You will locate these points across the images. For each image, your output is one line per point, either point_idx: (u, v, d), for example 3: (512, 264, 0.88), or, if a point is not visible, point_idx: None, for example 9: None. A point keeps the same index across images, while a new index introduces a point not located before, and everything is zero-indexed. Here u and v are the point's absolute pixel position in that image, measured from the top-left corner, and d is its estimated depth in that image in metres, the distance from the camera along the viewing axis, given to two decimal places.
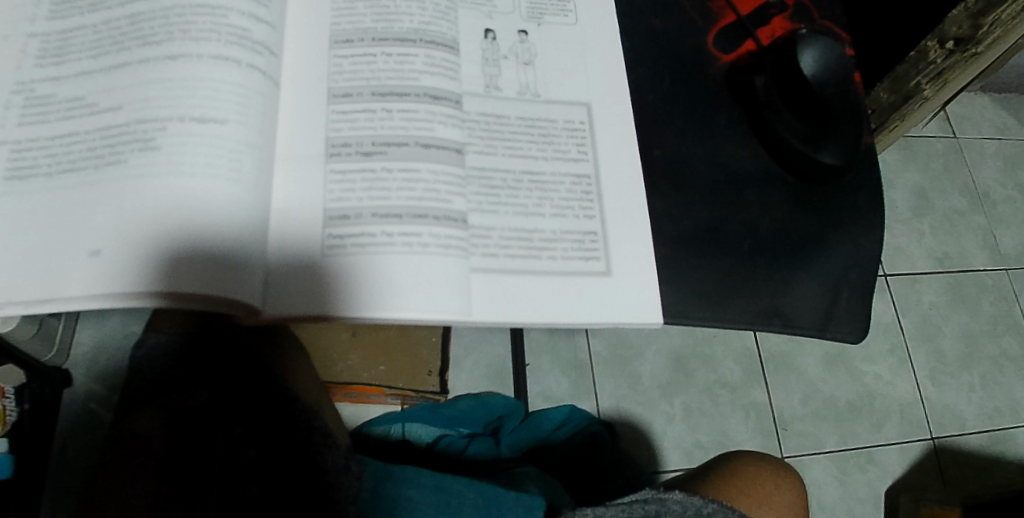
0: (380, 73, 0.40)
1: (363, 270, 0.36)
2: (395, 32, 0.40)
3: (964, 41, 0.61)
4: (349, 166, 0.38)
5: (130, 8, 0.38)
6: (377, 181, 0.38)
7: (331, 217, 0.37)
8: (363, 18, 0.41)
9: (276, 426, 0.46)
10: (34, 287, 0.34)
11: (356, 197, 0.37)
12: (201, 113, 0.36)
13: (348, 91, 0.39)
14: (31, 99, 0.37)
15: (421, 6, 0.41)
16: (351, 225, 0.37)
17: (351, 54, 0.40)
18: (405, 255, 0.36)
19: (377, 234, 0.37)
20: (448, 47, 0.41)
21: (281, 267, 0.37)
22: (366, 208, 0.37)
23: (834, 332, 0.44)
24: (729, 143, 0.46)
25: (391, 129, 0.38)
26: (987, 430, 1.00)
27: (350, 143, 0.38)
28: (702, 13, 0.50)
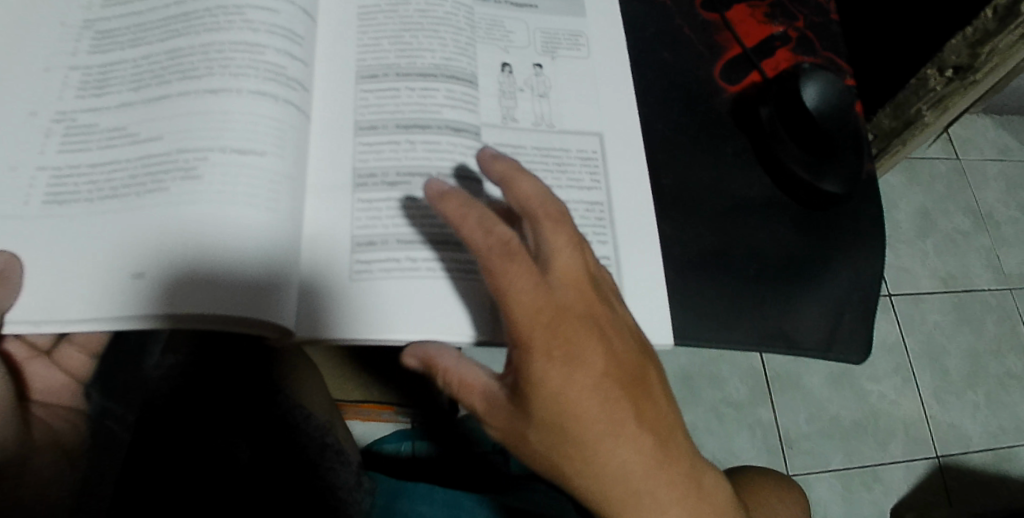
0: (403, 107, 0.42)
1: (387, 293, 0.38)
2: (417, 68, 0.43)
3: (963, 68, 0.63)
4: (376, 195, 0.40)
5: (170, 44, 0.40)
6: (402, 209, 0.39)
7: (358, 243, 0.39)
8: (387, 54, 0.43)
9: (285, 450, 0.51)
10: (74, 307, 0.36)
11: (382, 224, 0.39)
12: (241, 145, 0.37)
13: (373, 123, 0.41)
14: (72, 128, 0.39)
15: (442, 42, 0.44)
16: (377, 251, 0.39)
17: (376, 88, 0.42)
18: (428, 279, 0.38)
19: (402, 259, 0.39)
20: (466, 82, 0.43)
21: (312, 292, 0.38)
22: (391, 234, 0.39)
23: (838, 353, 0.46)
24: (736, 171, 0.48)
25: (414, 159, 0.40)
26: (991, 449, 1.01)
27: (376, 174, 0.40)
28: (709, 46, 0.52)
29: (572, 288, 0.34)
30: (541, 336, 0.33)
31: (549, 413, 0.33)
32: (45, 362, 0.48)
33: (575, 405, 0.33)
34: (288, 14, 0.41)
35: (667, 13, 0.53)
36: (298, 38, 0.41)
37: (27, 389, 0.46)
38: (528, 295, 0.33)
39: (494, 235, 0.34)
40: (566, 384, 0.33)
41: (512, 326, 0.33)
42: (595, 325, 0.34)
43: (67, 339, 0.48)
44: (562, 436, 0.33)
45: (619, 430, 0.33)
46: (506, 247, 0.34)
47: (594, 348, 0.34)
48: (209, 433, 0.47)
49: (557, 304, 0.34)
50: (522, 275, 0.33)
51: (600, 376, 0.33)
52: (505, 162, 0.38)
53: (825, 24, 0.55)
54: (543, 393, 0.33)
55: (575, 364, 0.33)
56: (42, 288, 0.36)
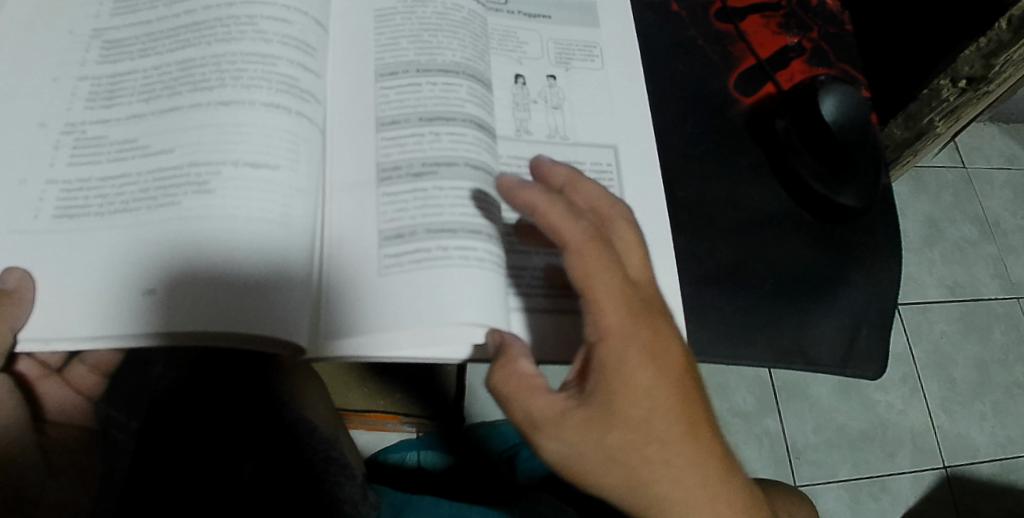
0: (425, 101, 0.41)
1: (420, 283, 0.37)
2: (438, 64, 0.42)
3: (976, 81, 0.62)
4: (399, 187, 0.39)
5: (181, 55, 0.39)
6: (430, 199, 0.39)
7: (386, 237, 0.38)
8: (406, 52, 0.42)
9: (290, 465, 0.50)
10: (86, 324, 0.35)
11: (409, 216, 0.39)
12: (254, 159, 0.37)
13: (395, 118, 0.41)
14: (82, 140, 0.38)
15: (462, 43, 0.43)
16: (405, 243, 0.38)
17: (396, 85, 0.42)
18: (461, 268, 0.37)
19: (433, 249, 0.38)
20: (480, 82, 0.43)
21: (339, 300, 0.37)
22: (420, 225, 0.38)
23: (854, 369, 0.45)
24: (752, 184, 0.48)
25: (439, 150, 0.40)
26: (998, 459, 1.00)
27: (400, 167, 0.40)
28: (723, 57, 0.52)
29: (650, 288, 0.35)
30: (629, 327, 0.32)
31: (630, 412, 0.31)
32: (57, 382, 0.48)
33: (657, 405, 0.32)
34: (301, 24, 0.40)
35: (681, 24, 0.52)
36: (311, 50, 0.40)
37: (40, 409, 0.47)
38: (617, 285, 0.33)
39: (585, 222, 0.34)
40: (655, 381, 0.32)
41: (596, 316, 0.33)
42: (671, 330, 0.34)
43: (79, 358, 0.49)
44: (641, 438, 0.31)
45: (694, 437, 0.32)
46: (595, 234, 0.34)
47: (673, 347, 0.33)
48: (221, 449, 0.48)
49: (641, 298, 0.33)
50: (608, 263, 0.33)
51: (679, 378, 0.33)
52: (564, 169, 0.37)
53: (839, 35, 0.54)
54: (628, 388, 0.32)
55: (659, 360, 0.32)
56: (52, 304, 0.36)
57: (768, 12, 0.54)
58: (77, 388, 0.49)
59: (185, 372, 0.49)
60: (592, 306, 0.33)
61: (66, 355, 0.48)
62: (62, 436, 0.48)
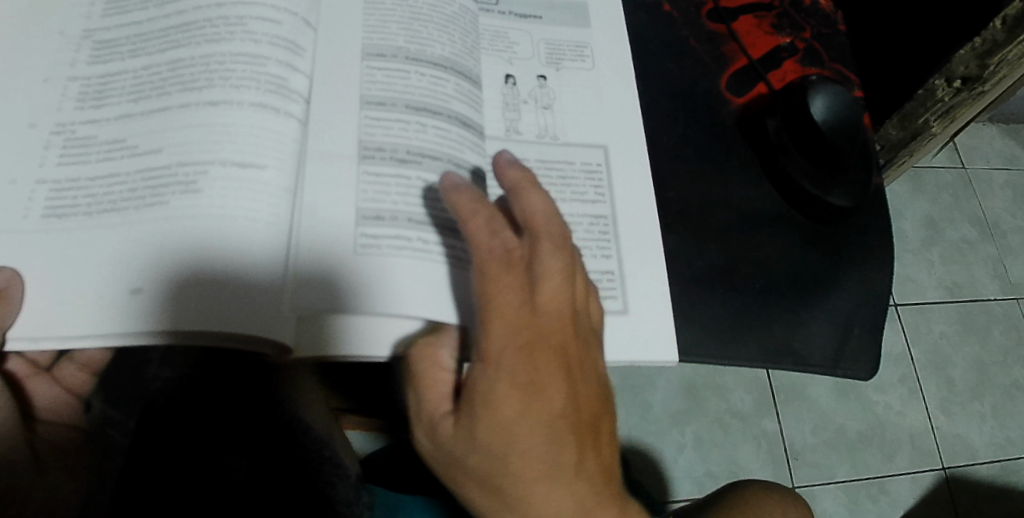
0: (413, 89, 0.41)
1: (390, 272, 0.37)
2: (428, 56, 0.42)
3: (971, 80, 0.62)
4: (383, 169, 0.39)
5: (170, 55, 0.39)
6: (411, 188, 0.39)
7: (365, 217, 0.38)
8: (395, 38, 0.42)
9: (286, 463, 0.50)
10: (72, 323, 0.35)
11: (390, 200, 0.38)
12: (242, 159, 0.37)
13: (382, 100, 0.40)
14: (71, 140, 0.38)
15: (451, 38, 0.43)
16: (384, 226, 0.38)
17: (384, 68, 0.41)
18: (440, 265, 0.38)
19: (413, 239, 0.38)
20: (462, 77, 0.43)
21: (310, 289, 0.36)
22: (402, 211, 0.38)
23: (846, 369, 0.45)
24: (742, 184, 0.48)
25: (426, 140, 0.40)
26: (997, 460, 1.00)
27: (385, 149, 0.39)
28: (715, 57, 0.52)
29: (556, 315, 0.33)
30: (510, 360, 0.32)
31: (493, 439, 0.32)
32: (47, 380, 0.46)
33: (521, 440, 0.32)
34: (290, 25, 0.40)
35: (674, 24, 0.52)
36: (300, 50, 0.40)
37: (30, 410, 0.45)
38: (511, 314, 0.32)
39: (500, 240, 0.34)
40: (522, 412, 0.32)
41: (487, 334, 0.32)
42: (568, 358, 0.33)
43: (69, 357, 0.46)
44: (499, 460, 0.32)
45: (556, 469, 0.33)
46: (507, 258, 0.33)
47: (555, 381, 0.32)
48: (214, 449, 0.48)
49: (537, 327, 0.32)
50: (512, 286, 0.32)
51: (556, 414, 0.32)
52: (519, 171, 0.37)
53: (832, 35, 0.54)
54: (493, 419, 0.32)
55: (532, 396, 0.32)
56: (40, 303, 0.36)
57: (760, 12, 0.54)
58: (68, 387, 0.47)
59: (182, 372, 0.53)
60: (485, 321, 0.32)
61: (56, 354, 0.46)
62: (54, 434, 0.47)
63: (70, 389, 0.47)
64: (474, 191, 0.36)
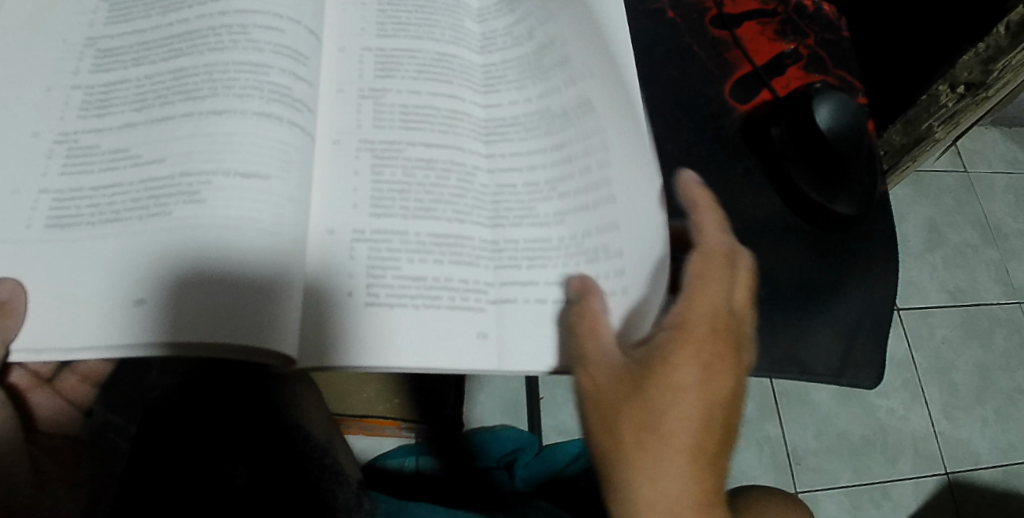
0: (476, 70, 0.43)
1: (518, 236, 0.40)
2: (468, 44, 0.44)
3: (974, 86, 0.62)
4: (470, 142, 0.41)
5: (173, 64, 0.39)
6: (510, 161, 0.41)
7: (474, 172, 0.41)
8: (436, 26, 0.44)
9: (284, 469, 0.51)
10: (76, 335, 0.35)
11: (484, 173, 0.41)
12: (246, 169, 0.37)
13: (446, 78, 0.42)
14: (74, 150, 0.38)
15: (483, 20, 0.45)
16: (499, 177, 0.41)
17: (435, 51, 0.43)
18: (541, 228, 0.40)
19: (519, 189, 0.40)
20: (469, 83, 0.43)
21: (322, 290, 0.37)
22: (492, 180, 0.41)
23: (850, 378, 0.45)
24: (746, 192, 0.48)
25: (512, 113, 0.42)
26: (1001, 465, 1.00)
27: (490, 124, 0.42)
28: (719, 64, 0.52)
29: (740, 325, 0.38)
30: (702, 337, 0.35)
31: (659, 399, 0.34)
32: (46, 391, 0.45)
33: (681, 413, 0.34)
34: (294, 33, 0.40)
35: (677, 31, 0.52)
36: (304, 59, 0.40)
37: (31, 422, 0.45)
38: (713, 305, 0.37)
39: (709, 247, 0.38)
40: (695, 387, 0.35)
41: (683, 310, 0.36)
42: (738, 363, 0.37)
43: (71, 368, 0.46)
44: (652, 419, 0.34)
45: (695, 457, 0.34)
46: (709, 255, 0.38)
47: (724, 381, 0.36)
48: (211, 456, 0.49)
49: (724, 328, 0.36)
50: (715, 285, 0.37)
51: (716, 405, 0.35)
52: (700, 191, 0.41)
53: (836, 41, 0.54)
54: (666, 384, 0.35)
55: (710, 376, 0.35)
56: (43, 314, 0.36)
57: (763, 19, 0.54)
58: (68, 398, 0.47)
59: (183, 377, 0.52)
60: (687, 295, 0.37)
61: (57, 364, 0.46)
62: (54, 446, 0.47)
63: (69, 399, 0.47)
64: (698, 201, 0.40)
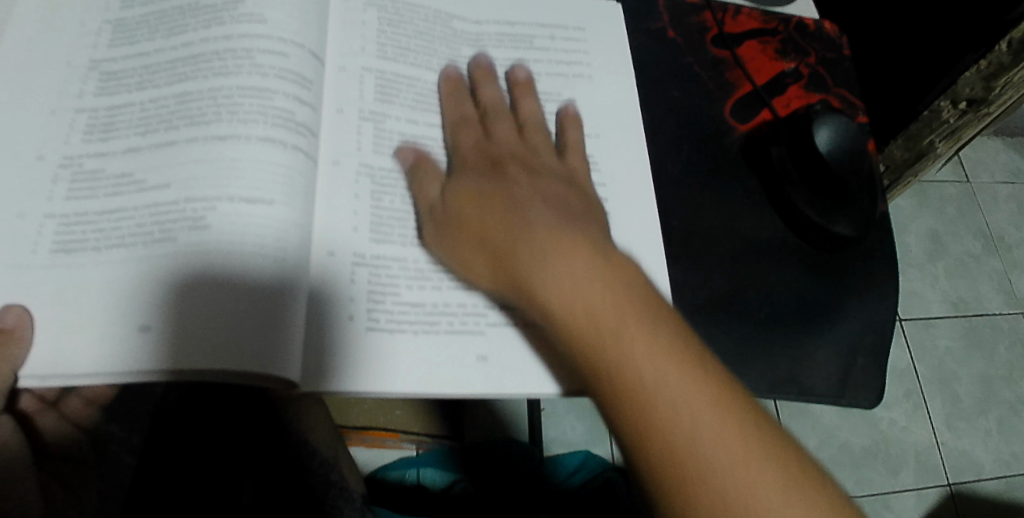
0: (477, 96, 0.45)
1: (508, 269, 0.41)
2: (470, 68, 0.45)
3: (976, 103, 0.61)
4: None
5: (178, 88, 0.40)
6: None
7: None
8: (436, 54, 0.45)
9: (287, 483, 0.50)
10: (81, 361, 0.35)
11: None
12: (250, 194, 0.37)
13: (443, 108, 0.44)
14: (79, 174, 0.39)
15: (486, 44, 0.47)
16: None
17: (432, 80, 0.44)
18: None
19: None
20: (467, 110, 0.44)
21: (326, 315, 0.38)
22: None
23: (850, 399, 0.45)
24: (747, 213, 0.48)
25: None
26: (1003, 476, 1.00)
27: None
28: (719, 83, 0.52)
29: (483, 151, 0.42)
30: (476, 164, 0.41)
31: (470, 218, 0.39)
32: (53, 414, 0.46)
33: (532, 256, 0.36)
34: (298, 58, 0.41)
35: (678, 51, 0.53)
36: (307, 83, 0.40)
37: (41, 443, 0.45)
38: (472, 146, 0.42)
39: (464, 107, 0.43)
40: (490, 205, 0.39)
41: (459, 155, 0.41)
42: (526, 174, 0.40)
43: (76, 392, 0.48)
44: (489, 239, 0.38)
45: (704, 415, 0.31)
46: (468, 122, 0.43)
47: (527, 176, 0.40)
48: (219, 471, 0.50)
49: (489, 149, 0.42)
50: (469, 135, 0.42)
51: (533, 201, 0.39)
52: (483, 69, 0.45)
53: (836, 60, 0.55)
54: (471, 215, 0.39)
55: (494, 201, 0.39)
56: (48, 340, 0.36)
57: (764, 38, 0.54)
58: (73, 419, 0.48)
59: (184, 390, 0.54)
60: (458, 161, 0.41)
61: (62, 388, 0.47)
62: (64, 465, 0.47)
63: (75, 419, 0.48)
64: (472, 82, 0.45)
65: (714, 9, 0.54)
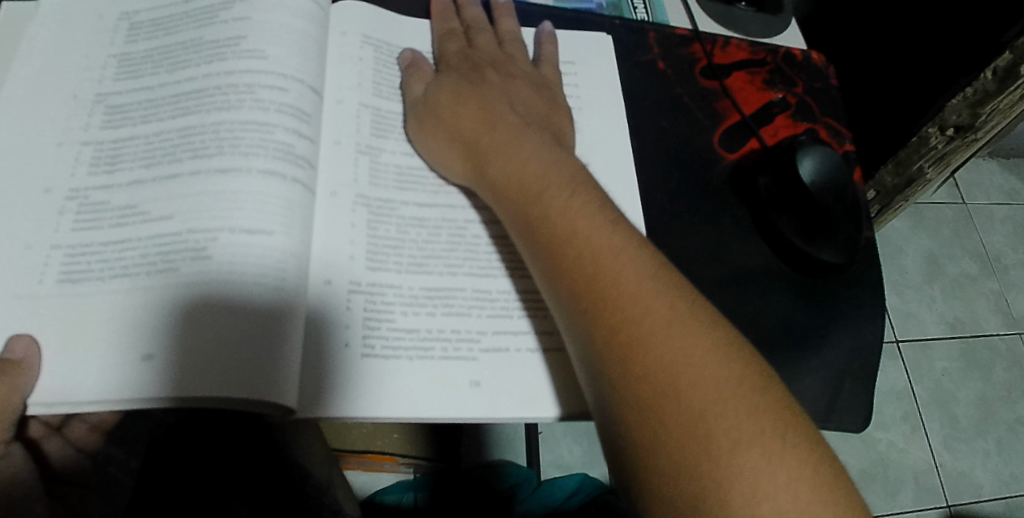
0: None
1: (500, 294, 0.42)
2: None
3: (963, 128, 0.64)
4: (457, 199, 0.44)
5: (181, 122, 0.41)
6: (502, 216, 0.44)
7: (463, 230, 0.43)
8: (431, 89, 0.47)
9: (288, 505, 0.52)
10: (86, 390, 0.36)
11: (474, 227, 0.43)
12: (250, 225, 0.38)
13: None
14: (85, 206, 0.40)
15: None
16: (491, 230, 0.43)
17: None
18: None
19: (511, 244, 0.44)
20: None
21: (321, 344, 0.39)
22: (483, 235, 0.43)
23: (838, 422, 0.45)
24: (735, 240, 0.49)
25: None
26: (1004, 498, 0.99)
27: None
28: (708, 113, 0.53)
29: (466, 59, 0.48)
30: (458, 68, 0.47)
31: (448, 102, 0.44)
32: (58, 439, 0.48)
33: (509, 151, 0.41)
34: (298, 92, 0.42)
35: (668, 82, 0.54)
36: (307, 117, 0.42)
37: (49, 467, 0.47)
38: (457, 51, 0.48)
39: (450, 24, 0.50)
40: (468, 97, 0.44)
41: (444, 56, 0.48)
42: (503, 80, 0.46)
43: (81, 418, 0.50)
44: (466, 123, 0.43)
45: (680, 330, 0.34)
46: (453, 35, 0.49)
47: (503, 80, 0.46)
48: (221, 492, 0.50)
49: (470, 56, 0.48)
50: (453, 44, 0.48)
51: (506, 104, 0.44)
52: None
53: (823, 89, 0.56)
54: (449, 100, 0.44)
55: (473, 94, 0.45)
56: (53, 370, 0.37)
57: (753, 68, 0.56)
58: (78, 445, 0.50)
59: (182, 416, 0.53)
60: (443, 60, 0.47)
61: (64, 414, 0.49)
62: (68, 488, 0.49)
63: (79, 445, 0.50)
64: (459, 4, 0.51)
65: (703, 41, 0.56)
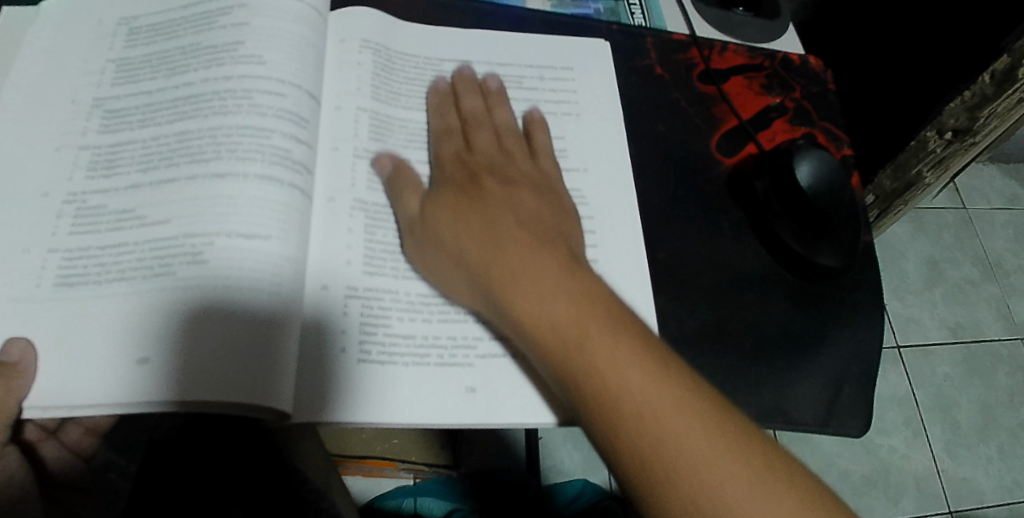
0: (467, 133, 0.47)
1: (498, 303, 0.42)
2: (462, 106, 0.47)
3: (961, 133, 0.64)
4: None
5: (179, 127, 0.41)
6: None
7: None
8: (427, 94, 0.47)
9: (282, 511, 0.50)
10: (81, 393, 0.37)
11: None
12: (247, 230, 0.38)
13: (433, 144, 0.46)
14: (82, 210, 0.40)
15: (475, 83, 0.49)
16: None
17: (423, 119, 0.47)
18: None
19: None
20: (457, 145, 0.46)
21: (318, 349, 0.39)
22: None
23: (836, 428, 0.45)
24: (732, 244, 0.49)
25: None
26: (1007, 504, 0.99)
27: None
28: (706, 118, 0.53)
29: (464, 167, 0.44)
30: (458, 180, 0.43)
31: (448, 231, 0.41)
32: (54, 443, 0.48)
33: (516, 288, 0.38)
34: (295, 98, 0.42)
35: (666, 87, 0.54)
36: (304, 122, 0.42)
37: (47, 473, 0.48)
38: (452, 154, 0.45)
39: (445, 120, 0.46)
40: (467, 222, 0.41)
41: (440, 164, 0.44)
42: (503, 182, 0.44)
43: (77, 422, 0.49)
44: (471, 256, 0.40)
45: (700, 445, 0.33)
46: (447, 134, 0.46)
47: (503, 187, 0.44)
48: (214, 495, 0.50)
49: (469, 160, 0.45)
50: (449, 147, 0.45)
51: (510, 218, 0.41)
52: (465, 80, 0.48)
53: (821, 94, 0.56)
54: (450, 228, 0.41)
55: (472, 213, 0.42)
56: (49, 372, 0.37)
57: (750, 73, 0.56)
58: (71, 446, 0.50)
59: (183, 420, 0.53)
60: (439, 165, 0.44)
61: (62, 419, 0.48)
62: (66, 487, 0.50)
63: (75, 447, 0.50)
64: (453, 97, 0.47)
65: (701, 46, 0.56)
